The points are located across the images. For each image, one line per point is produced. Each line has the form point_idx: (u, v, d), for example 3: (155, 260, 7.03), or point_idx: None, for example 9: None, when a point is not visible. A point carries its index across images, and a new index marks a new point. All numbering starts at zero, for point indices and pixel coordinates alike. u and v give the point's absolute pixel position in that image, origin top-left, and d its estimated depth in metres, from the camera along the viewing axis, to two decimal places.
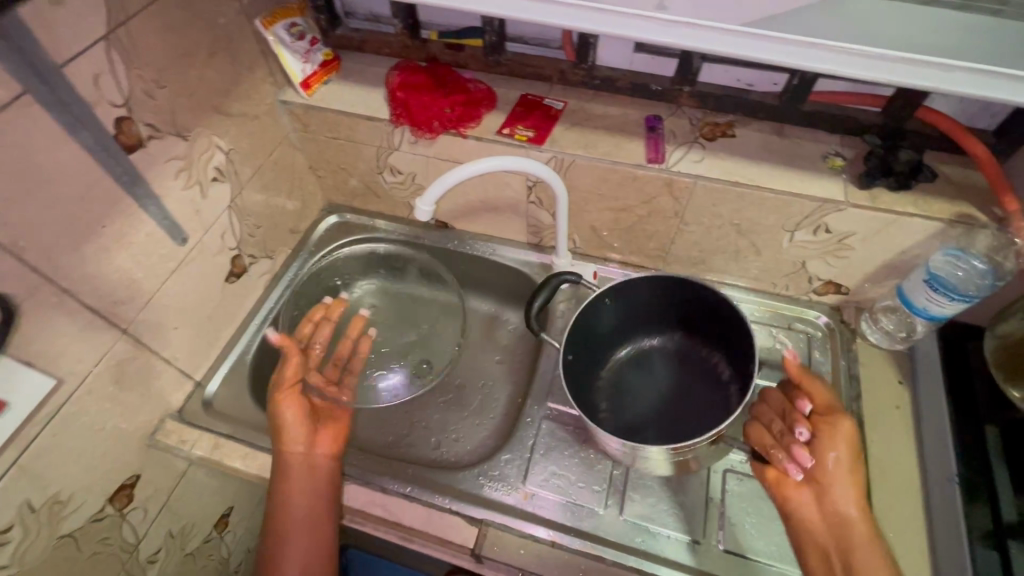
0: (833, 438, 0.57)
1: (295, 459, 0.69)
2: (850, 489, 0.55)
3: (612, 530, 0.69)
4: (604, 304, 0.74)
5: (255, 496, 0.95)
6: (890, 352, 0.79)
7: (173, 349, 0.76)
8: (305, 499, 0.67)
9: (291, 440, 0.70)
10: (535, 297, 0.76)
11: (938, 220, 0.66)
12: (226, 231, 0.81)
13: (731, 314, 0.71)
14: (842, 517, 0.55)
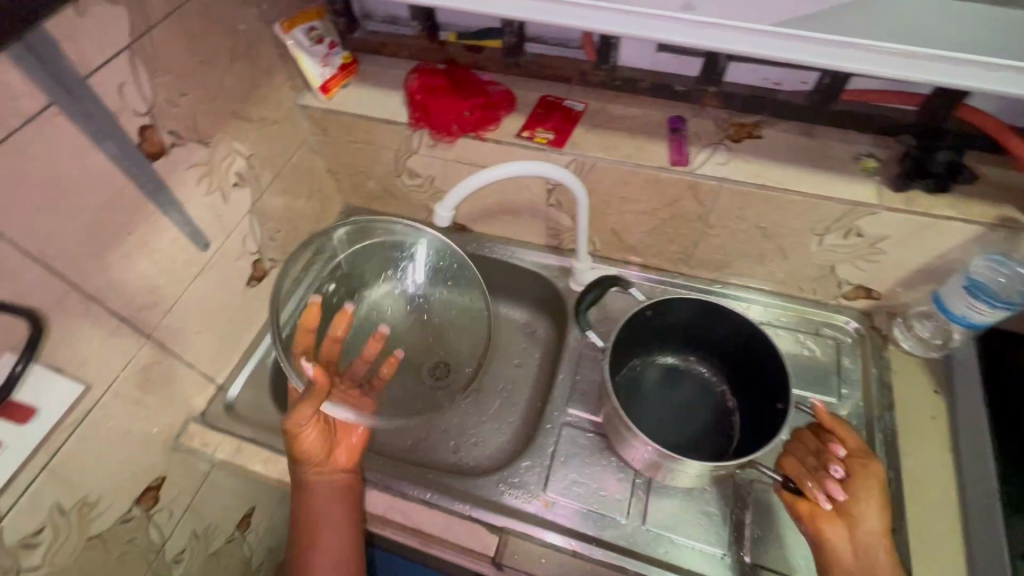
0: (866, 482, 0.57)
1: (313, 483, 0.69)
2: (880, 533, 0.55)
3: (634, 540, 0.68)
4: (648, 309, 0.72)
5: (276, 496, 0.96)
6: (924, 360, 0.76)
7: (196, 353, 0.77)
8: (334, 509, 0.68)
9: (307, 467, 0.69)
10: (584, 295, 0.76)
11: (978, 223, 0.63)
12: (247, 236, 0.82)
13: (764, 342, 0.69)
14: (871, 558, 0.54)
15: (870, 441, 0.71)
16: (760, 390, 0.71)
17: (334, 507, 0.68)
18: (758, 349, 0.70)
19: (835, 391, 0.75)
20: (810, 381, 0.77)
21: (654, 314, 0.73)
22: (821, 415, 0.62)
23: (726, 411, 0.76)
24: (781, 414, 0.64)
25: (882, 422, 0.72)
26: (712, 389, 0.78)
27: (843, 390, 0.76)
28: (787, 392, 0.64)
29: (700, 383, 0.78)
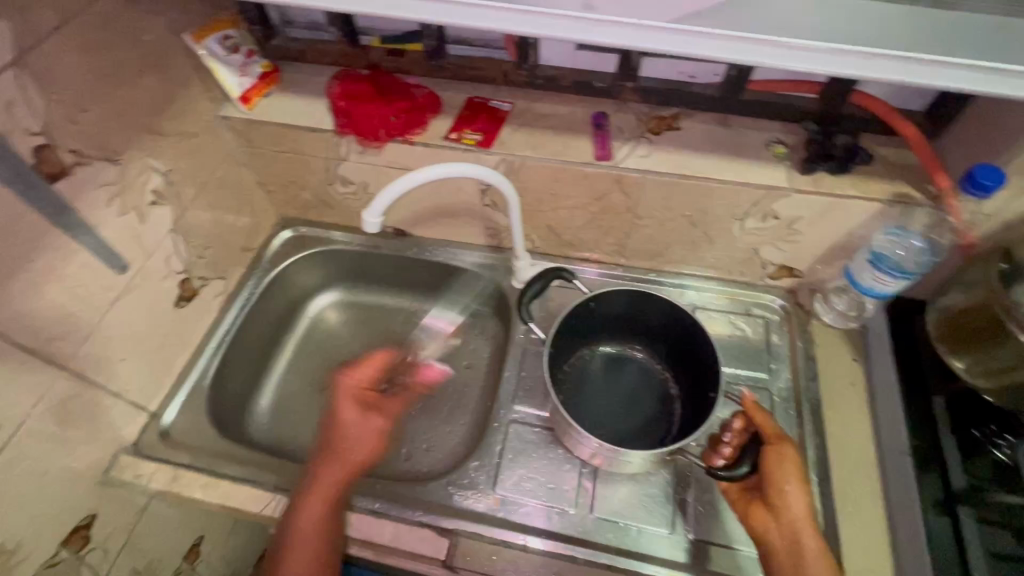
0: (781, 466, 0.59)
1: (354, 431, 0.72)
2: (804, 517, 0.57)
3: (583, 529, 0.70)
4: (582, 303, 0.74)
5: (227, 522, 0.93)
6: (843, 332, 0.80)
7: (122, 381, 0.73)
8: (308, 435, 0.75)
9: (352, 415, 0.73)
10: (529, 286, 0.75)
11: (877, 200, 0.67)
12: (171, 255, 0.78)
13: (695, 330, 0.72)
14: (797, 543, 0.56)
15: (798, 412, 0.75)
16: (695, 377, 0.73)
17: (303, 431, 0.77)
18: (691, 336, 0.72)
19: (766, 367, 0.79)
20: (742, 360, 0.80)
21: (587, 308, 0.75)
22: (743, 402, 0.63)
23: (666, 397, 0.78)
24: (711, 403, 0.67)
25: (809, 392, 0.76)
26: (654, 377, 0.79)
27: (773, 365, 0.80)
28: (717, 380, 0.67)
29: (643, 373, 0.80)
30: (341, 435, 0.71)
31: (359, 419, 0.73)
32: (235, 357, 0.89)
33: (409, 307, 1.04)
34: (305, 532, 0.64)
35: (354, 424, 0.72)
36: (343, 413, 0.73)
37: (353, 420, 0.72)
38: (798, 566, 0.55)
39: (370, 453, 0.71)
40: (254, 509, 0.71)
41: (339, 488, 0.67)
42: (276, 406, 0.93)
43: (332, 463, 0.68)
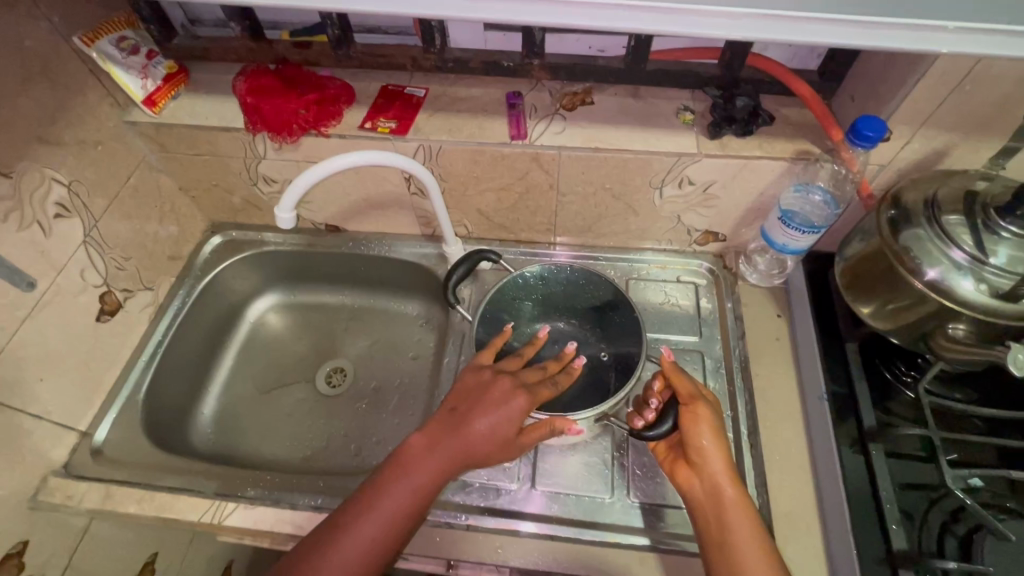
0: (699, 423, 0.61)
1: (510, 425, 0.61)
2: (722, 468, 0.59)
3: (525, 503, 0.71)
4: (514, 284, 0.77)
5: (184, 537, 0.92)
6: (768, 289, 0.83)
7: (43, 402, 0.71)
8: (481, 417, 0.61)
9: (507, 411, 0.61)
10: (454, 270, 0.75)
11: (782, 159, 0.69)
12: (86, 268, 0.75)
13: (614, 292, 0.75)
14: (718, 493, 0.59)
15: (728, 370, 0.77)
16: (621, 338, 0.75)
17: (465, 414, 0.61)
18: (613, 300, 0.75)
19: (696, 331, 0.82)
20: (674, 325, 0.83)
21: (526, 286, 0.78)
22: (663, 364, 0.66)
23: (598, 365, 0.77)
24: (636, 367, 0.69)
25: (738, 350, 0.78)
26: (585, 348, 0.80)
27: (704, 329, 0.82)
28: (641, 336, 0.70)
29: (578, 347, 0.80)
30: (498, 435, 0.60)
31: (508, 423, 0.61)
32: (170, 369, 0.87)
33: (352, 303, 1.04)
34: (389, 508, 0.58)
35: (502, 427, 0.60)
36: (507, 414, 0.61)
37: (501, 419, 0.61)
38: (720, 517, 0.57)
39: (499, 447, 0.61)
40: (191, 516, 0.69)
41: (444, 474, 0.60)
42: (219, 414, 0.92)
43: (448, 440, 0.60)
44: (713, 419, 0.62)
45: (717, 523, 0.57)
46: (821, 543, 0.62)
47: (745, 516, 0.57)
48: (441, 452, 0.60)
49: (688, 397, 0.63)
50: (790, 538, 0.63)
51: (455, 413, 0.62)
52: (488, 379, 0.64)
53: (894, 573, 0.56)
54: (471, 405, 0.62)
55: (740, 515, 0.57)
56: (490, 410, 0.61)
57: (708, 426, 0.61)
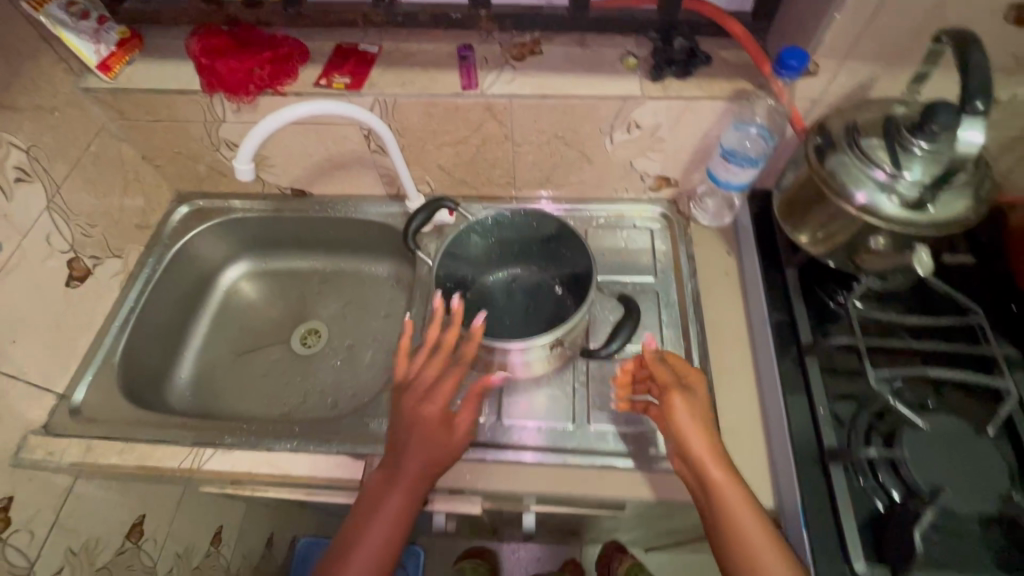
0: (676, 414, 0.62)
1: (439, 421, 0.65)
2: (706, 454, 0.59)
3: (492, 434, 0.73)
4: (473, 227, 0.78)
5: (170, 503, 1.00)
6: (718, 230, 0.87)
7: (18, 364, 0.72)
8: (412, 427, 0.64)
9: (431, 410, 0.65)
10: (414, 217, 0.78)
11: (720, 98, 0.73)
12: (51, 234, 0.76)
13: (563, 229, 0.77)
14: (706, 478, 0.58)
15: (681, 306, 0.82)
16: (575, 273, 0.78)
17: (399, 432, 0.65)
18: (563, 236, 0.78)
19: (652, 271, 0.86)
20: (631, 268, 0.87)
21: (487, 227, 0.79)
22: (646, 353, 0.67)
23: (560, 301, 0.81)
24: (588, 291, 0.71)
25: (690, 287, 0.83)
26: (546, 288, 0.83)
27: (659, 270, 0.86)
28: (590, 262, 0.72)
29: (540, 289, 0.83)
30: (438, 438, 0.64)
31: (435, 417, 0.65)
32: (144, 333, 0.89)
33: (324, 268, 1.06)
34: (375, 540, 0.60)
35: (432, 422, 0.64)
36: (429, 411, 0.65)
37: (429, 418, 0.65)
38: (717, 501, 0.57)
39: (445, 443, 0.64)
40: (172, 463, 0.71)
41: (412, 491, 0.62)
42: (196, 377, 0.94)
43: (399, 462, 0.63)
44: (697, 415, 0.62)
45: (720, 514, 0.56)
46: (764, 451, 0.67)
47: (748, 506, 0.56)
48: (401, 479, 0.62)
49: (670, 385, 0.64)
50: (737, 448, 0.68)
51: (396, 436, 0.65)
52: (406, 392, 0.68)
53: (825, 468, 0.61)
54: (403, 422, 0.65)
55: (741, 511, 0.56)
56: (424, 426, 0.64)
57: (688, 419, 0.61)
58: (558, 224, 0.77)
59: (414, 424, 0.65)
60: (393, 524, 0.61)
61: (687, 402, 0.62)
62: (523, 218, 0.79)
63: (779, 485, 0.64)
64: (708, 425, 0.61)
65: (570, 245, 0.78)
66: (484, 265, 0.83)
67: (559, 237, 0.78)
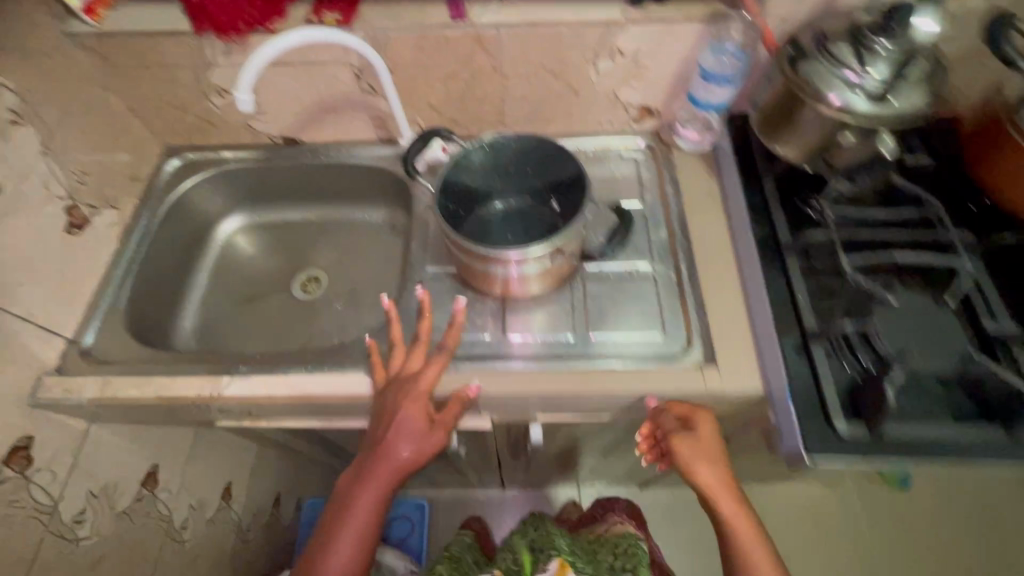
0: (684, 459, 0.68)
1: (413, 431, 0.69)
2: (718, 489, 0.68)
3: (498, 348, 0.78)
4: (478, 146, 0.76)
5: (177, 455, 1.03)
6: (698, 154, 0.91)
7: (27, 306, 0.74)
8: (389, 434, 0.69)
9: (409, 425, 0.68)
10: (414, 145, 0.80)
11: (696, 20, 0.78)
12: (48, 178, 0.77)
13: (555, 150, 0.76)
14: (717, 516, 0.68)
15: (669, 225, 0.86)
16: (569, 192, 0.78)
17: (376, 438, 0.70)
18: (556, 157, 0.77)
19: (640, 195, 0.90)
20: (620, 193, 0.91)
21: (493, 145, 0.77)
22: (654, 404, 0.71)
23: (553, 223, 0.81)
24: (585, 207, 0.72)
25: (676, 206, 0.87)
26: (540, 213, 0.82)
27: (646, 194, 0.90)
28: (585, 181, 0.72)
29: (534, 215, 0.83)
30: (392, 466, 0.69)
31: (413, 426, 0.69)
32: (146, 282, 0.90)
33: (318, 218, 1.08)
34: (350, 530, 0.68)
35: (410, 430, 0.68)
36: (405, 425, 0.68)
37: (406, 431, 0.68)
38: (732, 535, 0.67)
39: (417, 450, 0.69)
40: (191, 391, 0.74)
41: (384, 488, 0.69)
42: (200, 325, 0.96)
43: (376, 465, 0.69)
44: (706, 461, 0.68)
45: (733, 541, 0.67)
46: (751, 344, 0.72)
47: (753, 534, 0.67)
48: (358, 504, 0.69)
49: (675, 431, 0.69)
50: (727, 343, 0.73)
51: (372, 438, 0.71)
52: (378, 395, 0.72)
53: (808, 349, 0.67)
54: (377, 426, 0.70)
55: (728, 519, 0.67)
56: (384, 461, 0.69)
57: (693, 461, 0.68)
58: (549, 145, 0.77)
59: (387, 431, 0.69)
60: (367, 516, 0.69)
61: (694, 448, 0.68)
62: (514, 142, 0.77)
63: (766, 370, 0.70)
64: (718, 466, 0.68)
65: (562, 164, 0.77)
66: (493, 191, 0.82)
67: (550, 157, 0.78)
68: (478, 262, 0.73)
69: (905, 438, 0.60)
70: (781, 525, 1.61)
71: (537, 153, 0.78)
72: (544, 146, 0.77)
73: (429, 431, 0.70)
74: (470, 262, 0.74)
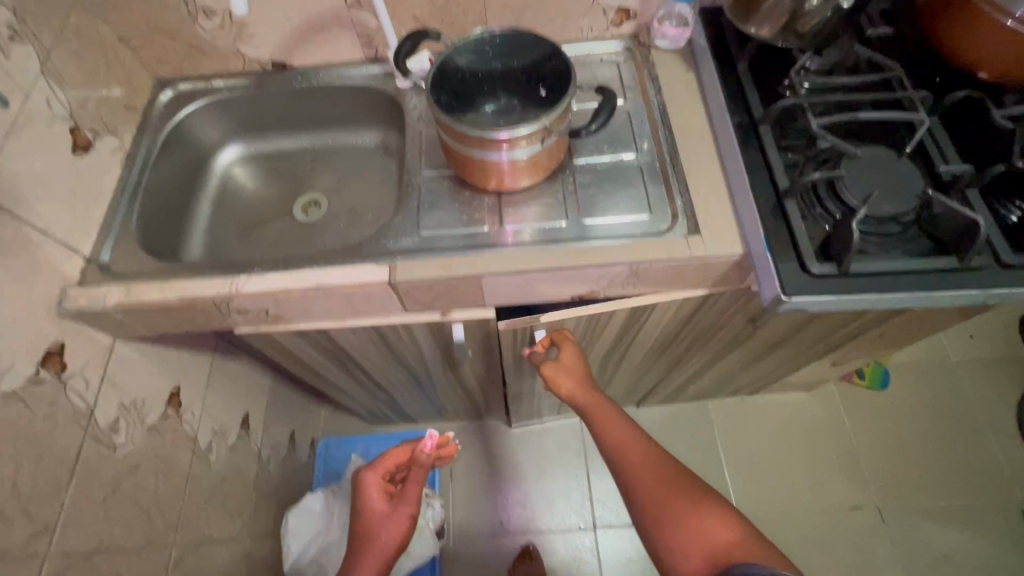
0: (551, 377, 0.89)
1: (389, 511, 0.83)
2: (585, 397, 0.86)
3: (497, 237, 0.82)
4: (465, 45, 0.79)
5: (196, 380, 1.07)
6: (677, 53, 0.95)
7: (45, 220, 0.77)
8: (370, 517, 0.83)
9: (381, 502, 0.84)
10: (402, 48, 0.82)
11: None
12: (50, 98, 0.79)
13: (531, 40, 0.79)
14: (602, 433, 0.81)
15: (651, 119, 0.91)
16: (550, 77, 0.79)
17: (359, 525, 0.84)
18: (534, 47, 0.79)
19: (623, 95, 0.94)
20: None
21: (479, 42, 0.79)
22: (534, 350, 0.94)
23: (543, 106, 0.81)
24: (569, 84, 0.75)
25: (656, 101, 0.92)
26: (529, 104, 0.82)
27: (628, 94, 0.94)
28: (569, 65, 0.76)
29: (526, 107, 0.83)
30: (375, 550, 0.80)
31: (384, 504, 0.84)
32: (153, 205, 0.93)
33: (313, 146, 1.11)
34: None
35: (384, 509, 0.83)
36: (379, 507, 0.84)
37: (383, 511, 0.83)
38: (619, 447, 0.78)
39: (395, 528, 0.81)
40: (211, 290, 0.78)
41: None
42: (208, 249, 1.00)
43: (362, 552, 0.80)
44: (569, 377, 0.88)
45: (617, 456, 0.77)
46: (731, 211, 0.78)
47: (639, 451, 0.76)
48: None
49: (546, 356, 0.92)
50: (710, 213, 0.79)
51: (357, 530, 0.84)
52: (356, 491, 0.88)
53: (782, 205, 0.73)
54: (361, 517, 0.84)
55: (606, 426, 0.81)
56: (370, 549, 0.80)
57: (563, 377, 0.89)
58: (524, 36, 0.79)
59: (370, 517, 0.83)
60: None
61: (561, 365, 0.89)
62: (492, 38, 0.79)
63: (745, 232, 0.76)
64: (581, 377, 0.88)
65: (539, 53, 0.79)
66: (482, 93, 0.83)
67: (528, 48, 0.80)
68: (475, 149, 0.76)
69: (868, 271, 0.67)
70: (774, 435, 1.70)
71: (517, 47, 0.80)
72: (521, 40, 0.79)
73: (402, 508, 0.83)
74: (465, 153, 0.78)
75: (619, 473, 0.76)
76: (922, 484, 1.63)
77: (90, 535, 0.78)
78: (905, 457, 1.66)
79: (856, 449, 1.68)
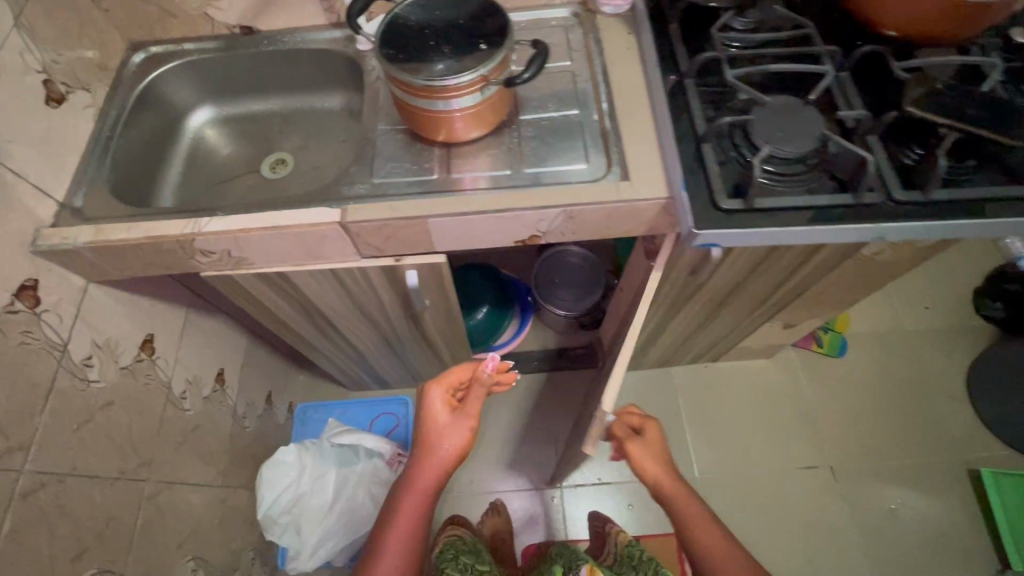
0: (637, 458, 0.86)
1: (450, 422, 0.87)
2: (664, 475, 0.86)
3: (444, 185, 0.88)
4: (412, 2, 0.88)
5: (169, 329, 1.13)
6: (620, 18, 1.01)
7: (19, 163, 0.83)
8: (430, 430, 0.87)
9: (443, 415, 0.87)
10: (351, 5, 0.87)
11: None
12: (24, 50, 0.85)
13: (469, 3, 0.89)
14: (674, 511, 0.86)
15: (594, 78, 0.97)
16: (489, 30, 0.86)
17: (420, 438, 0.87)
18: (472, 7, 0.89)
19: (569, 57, 1.00)
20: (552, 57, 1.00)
21: (424, 4, 0.89)
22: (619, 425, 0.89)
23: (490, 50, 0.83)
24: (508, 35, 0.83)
25: (598, 62, 0.98)
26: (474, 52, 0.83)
27: (574, 55, 1.00)
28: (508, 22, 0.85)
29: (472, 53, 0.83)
30: (434, 458, 0.85)
31: (446, 416, 0.87)
32: (126, 159, 1.00)
33: (282, 109, 1.16)
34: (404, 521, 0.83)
35: (445, 422, 0.87)
36: (441, 418, 0.87)
37: (444, 422, 0.87)
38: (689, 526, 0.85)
39: (452, 440, 0.86)
40: (176, 229, 0.84)
41: (429, 481, 0.85)
42: (179, 203, 1.06)
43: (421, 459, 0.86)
44: (653, 458, 0.86)
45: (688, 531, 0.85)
46: (658, 158, 0.84)
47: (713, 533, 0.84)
48: (406, 498, 0.85)
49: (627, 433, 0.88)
50: (640, 160, 0.85)
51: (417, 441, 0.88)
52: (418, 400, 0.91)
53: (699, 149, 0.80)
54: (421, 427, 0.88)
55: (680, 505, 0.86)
56: (429, 456, 0.85)
57: (647, 458, 0.86)
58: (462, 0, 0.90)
59: (430, 426, 0.87)
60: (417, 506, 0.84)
61: (643, 445, 0.87)
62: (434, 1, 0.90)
63: (669, 175, 0.82)
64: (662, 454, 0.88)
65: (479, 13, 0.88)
66: (428, 48, 0.84)
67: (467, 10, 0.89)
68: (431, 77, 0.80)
69: (770, 206, 0.75)
70: (736, 400, 1.77)
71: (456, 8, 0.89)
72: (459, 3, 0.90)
73: (461, 424, 0.86)
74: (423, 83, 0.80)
75: (694, 551, 0.84)
76: (875, 446, 1.70)
77: (63, 458, 0.84)
78: (860, 421, 1.73)
79: (814, 413, 1.75)
